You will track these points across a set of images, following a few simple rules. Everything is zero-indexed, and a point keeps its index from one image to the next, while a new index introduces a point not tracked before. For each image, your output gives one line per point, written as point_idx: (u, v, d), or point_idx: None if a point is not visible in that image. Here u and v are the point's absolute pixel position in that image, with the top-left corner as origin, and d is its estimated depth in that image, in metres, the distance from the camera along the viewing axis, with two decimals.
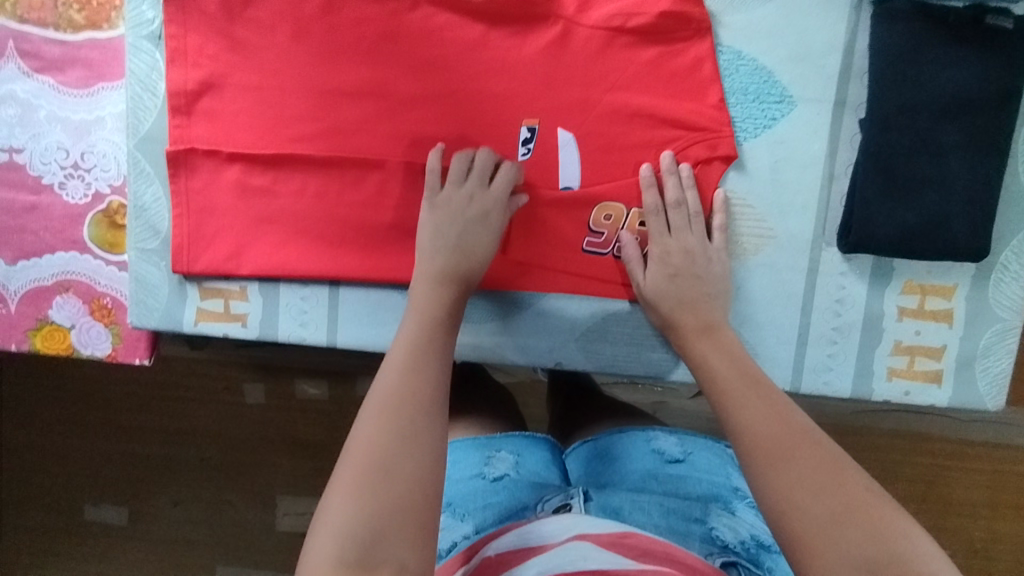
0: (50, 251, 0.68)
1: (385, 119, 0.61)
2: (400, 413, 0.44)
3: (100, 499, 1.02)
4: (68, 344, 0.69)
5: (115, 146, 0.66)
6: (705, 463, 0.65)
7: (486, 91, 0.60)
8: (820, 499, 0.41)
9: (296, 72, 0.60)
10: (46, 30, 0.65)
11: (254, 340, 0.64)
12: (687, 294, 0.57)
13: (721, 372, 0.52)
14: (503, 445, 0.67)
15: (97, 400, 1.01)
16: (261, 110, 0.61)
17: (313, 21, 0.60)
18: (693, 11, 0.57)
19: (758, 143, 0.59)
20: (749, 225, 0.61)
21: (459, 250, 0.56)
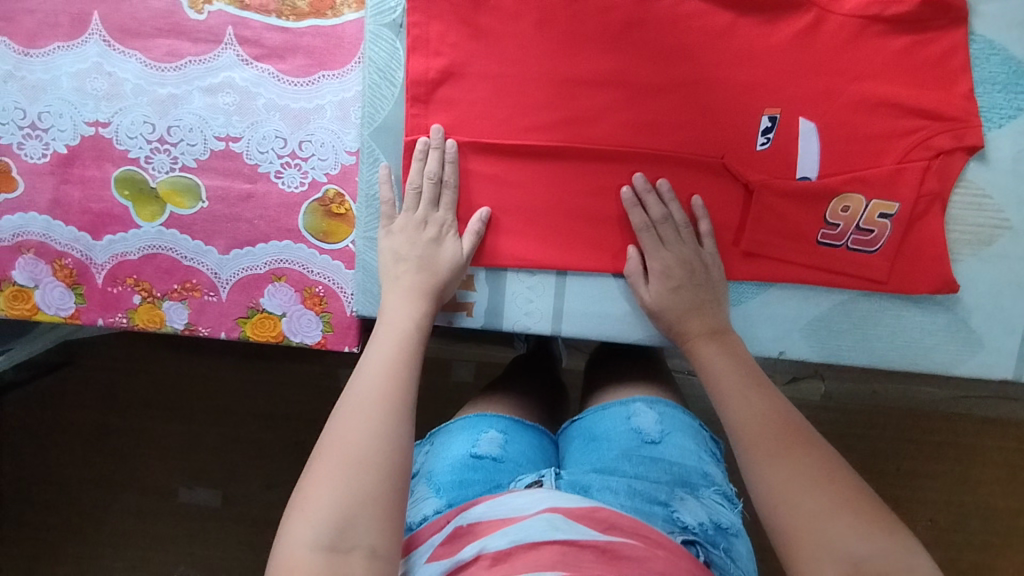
0: (264, 240, 0.68)
1: (623, 107, 0.60)
2: (375, 404, 0.50)
3: (195, 481, 1.03)
4: (279, 331, 0.70)
5: (334, 135, 0.66)
6: (679, 447, 0.68)
7: (728, 80, 0.59)
8: (812, 492, 0.46)
9: (536, 61, 0.60)
10: (267, 16, 0.64)
11: (480, 328, 0.65)
12: (690, 303, 0.59)
13: (722, 373, 0.56)
14: (492, 426, 0.70)
15: (215, 378, 1.03)
16: (500, 98, 0.60)
17: (558, 10, 0.59)
18: (951, 0, 0.57)
19: (1002, 133, 0.59)
20: (985, 216, 0.61)
21: (425, 269, 0.59)
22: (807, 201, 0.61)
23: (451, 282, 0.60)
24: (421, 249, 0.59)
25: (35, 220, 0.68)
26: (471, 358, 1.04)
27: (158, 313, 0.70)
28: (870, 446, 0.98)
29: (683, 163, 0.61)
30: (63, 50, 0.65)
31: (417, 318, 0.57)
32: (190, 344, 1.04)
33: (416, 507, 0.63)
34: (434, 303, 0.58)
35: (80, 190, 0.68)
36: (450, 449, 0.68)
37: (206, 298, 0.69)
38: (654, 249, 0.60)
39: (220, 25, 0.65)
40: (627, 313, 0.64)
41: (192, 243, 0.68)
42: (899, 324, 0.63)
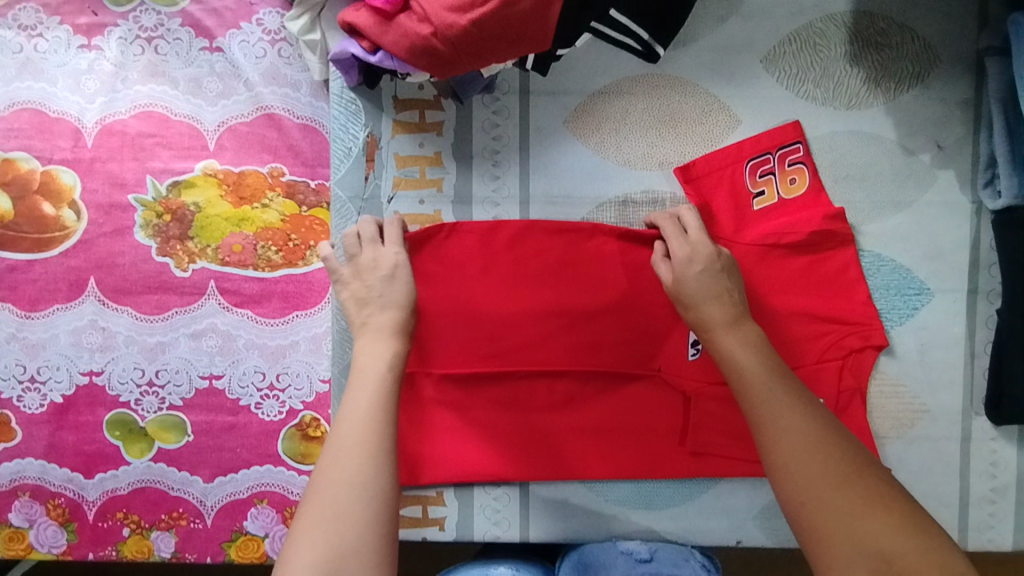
0: (246, 466, 0.73)
1: (566, 333, 0.67)
2: (345, 461, 0.50)
3: None
4: (262, 551, 0.73)
5: (309, 366, 0.73)
6: (672, 560, 0.69)
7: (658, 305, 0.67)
8: (843, 498, 0.47)
9: (485, 297, 0.67)
10: (246, 269, 0.72)
11: (452, 540, 0.69)
12: (712, 288, 0.58)
13: (749, 366, 0.54)
14: (500, 564, 0.76)
15: None
16: (455, 334, 0.67)
17: (500, 254, 0.66)
18: (839, 228, 0.65)
19: (904, 330, 0.67)
20: (903, 402, 0.67)
21: (391, 305, 0.59)
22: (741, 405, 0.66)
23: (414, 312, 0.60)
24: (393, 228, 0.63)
25: (32, 464, 0.73)
26: None
27: (146, 543, 0.73)
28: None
29: (625, 376, 0.67)
30: (62, 310, 0.73)
31: (389, 359, 0.56)
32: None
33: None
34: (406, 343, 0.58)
35: (74, 434, 0.73)
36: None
37: (193, 525, 0.73)
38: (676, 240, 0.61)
39: (202, 279, 0.72)
40: (589, 516, 0.69)
41: (179, 474, 0.73)
42: None
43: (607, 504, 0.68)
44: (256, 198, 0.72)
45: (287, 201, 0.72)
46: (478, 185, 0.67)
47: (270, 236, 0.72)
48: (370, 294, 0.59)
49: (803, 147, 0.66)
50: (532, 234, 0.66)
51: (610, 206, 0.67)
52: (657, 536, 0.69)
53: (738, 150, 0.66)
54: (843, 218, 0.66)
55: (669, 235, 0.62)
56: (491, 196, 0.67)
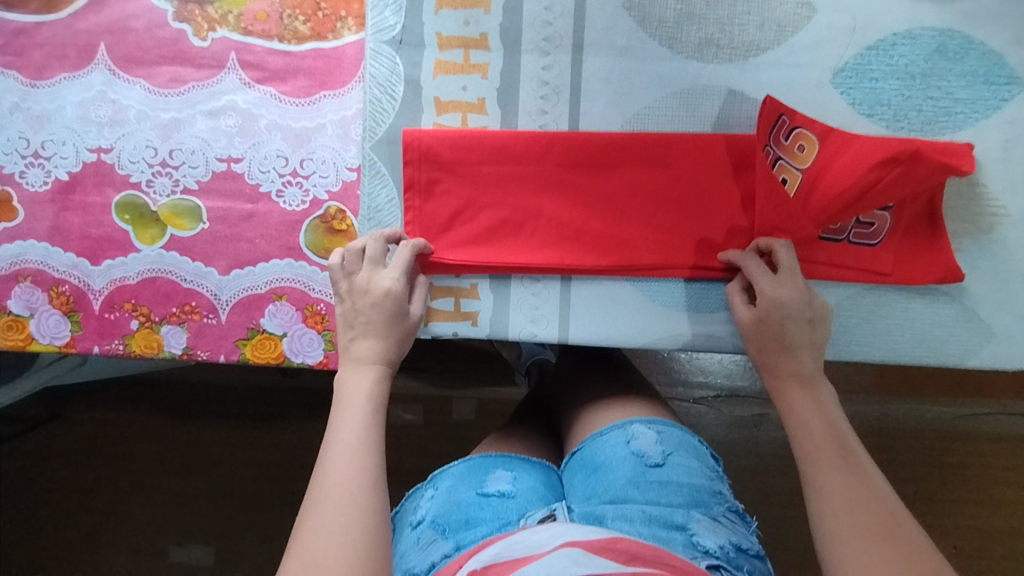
0: (265, 259, 0.68)
1: (638, 166, 0.62)
2: (328, 503, 0.48)
3: (185, 539, 1.12)
4: (279, 352, 0.68)
5: (336, 152, 0.67)
6: (683, 468, 0.67)
7: (781, 118, 0.60)
8: (883, 554, 0.46)
9: (544, 203, 0.62)
10: (270, 41, 0.66)
11: (485, 338, 0.64)
12: (801, 341, 0.58)
13: (818, 431, 0.55)
14: (497, 467, 0.71)
15: (212, 422, 1.13)
16: (510, 169, 0.62)
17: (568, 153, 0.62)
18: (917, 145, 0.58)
19: (990, 123, 0.61)
20: (982, 205, 0.62)
21: (371, 330, 0.58)
22: (819, 266, 0.62)
23: (407, 335, 0.59)
24: (384, 306, 0.58)
25: (34, 248, 0.68)
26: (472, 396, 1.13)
27: (155, 338, 0.68)
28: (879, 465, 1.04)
29: (688, 164, 0.62)
30: (69, 80, 0.67)
31: (370, 389, 0.55)
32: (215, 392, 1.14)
33: (426, 555, 0.63)
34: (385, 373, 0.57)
35: (80, 216, 0.68)
36: (456, 490, 0.68)
37: (206, 321, 0.68)
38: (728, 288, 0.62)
39: (223, 51, 0.66)
40: (635, 318, 0.64)
41: (193, 265, 0.68)
42: (908, 316, 0.63)
43: (654, 305, 0.64)
44: None
45: None
46: None
47: (298, 4, 0.66)
48: (357, 321, 0.58)
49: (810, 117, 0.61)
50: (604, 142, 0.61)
51: None
52: (707, 341, 0.64)
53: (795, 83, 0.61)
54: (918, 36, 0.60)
55: (757, 274, 0.60)
56: None
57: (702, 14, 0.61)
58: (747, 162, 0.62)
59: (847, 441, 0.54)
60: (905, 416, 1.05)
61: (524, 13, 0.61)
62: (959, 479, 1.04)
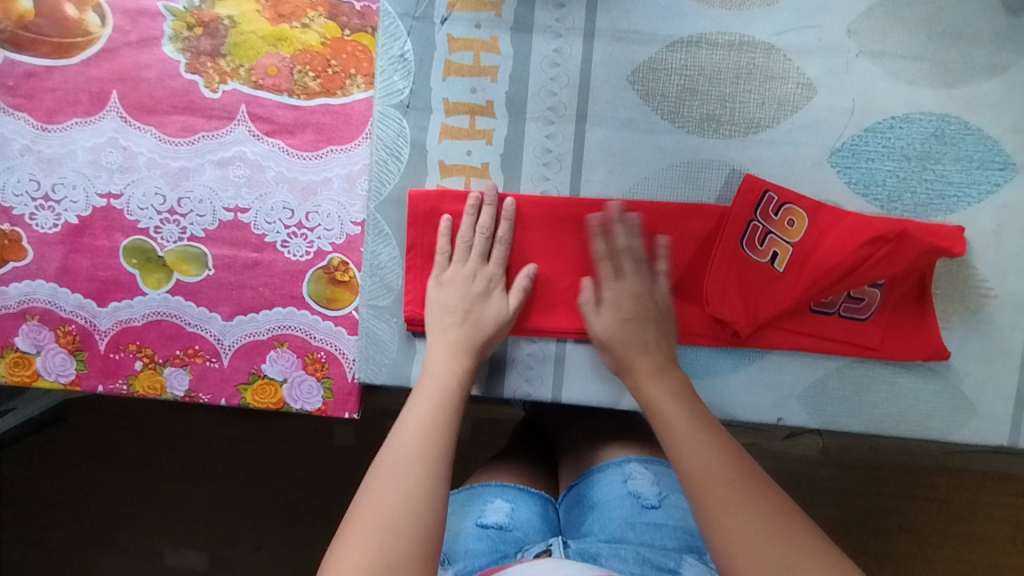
0: (268, 306, 0.69)
1: (628, 234, 0.63)
2: (407, 468, 0.52)
3: (179, 544, 1.15)
4: (279, 397, 0.70)
5: (341, 206, 0.68)
6: (679, 510, 0.69)
7: (768, 194, 0.62)
8: (768, 535, 0.48)
9: (538, 267, 0.64)
10: (280, 95, 0.67)
11: (481, 395, 0.66)
12: (636, 340, 0.61)
13: (673, 412, 0.57)
14: (497, 496, 0.72)
15: (208, 437, 1.15)
16: (508, 234, 0.63)
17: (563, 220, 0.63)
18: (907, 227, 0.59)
19: (982, 207, 0.62)
20: (971, 285, 0.63)
21: (472, 325, 0.61)
22: (809, 337, 0.63)
23: (501, 332, 0.62)
24: (468, 301, 0.62)
25: (42, 288, 0.69)
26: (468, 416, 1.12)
27: (158, 379, 0.70)
28: (864, 500, 1.06)
29: (678, 233, 0.63)
30: (81, 125, 0.68)
31: (456, 377, 0.59)
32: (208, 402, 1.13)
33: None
34: (473, 356, 0.61)
35: (89, 258, 0.69)
36: (457, 517, 0.71)
37: (208, 364, 0.70)
38: (608, 283, 0.62)
39: (233, 103, 0.68)
40: (627, 382, 0.65)
41: (196, 310, 0.69)
42: (894, 390, 0.64)
43: None
44: (295, 17, 0.67)
45: (328, 22, 0.66)
46: (540, 13, 0.61)
47: (309, 60, 0.67)
48: (460, 310, 0.61)
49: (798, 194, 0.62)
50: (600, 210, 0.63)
51: (680, 47, 0.62)
52: None
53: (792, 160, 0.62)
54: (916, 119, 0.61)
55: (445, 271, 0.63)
56: (553, 26, 0.61)
57: (706, 91, 0.62)
58: (737, 233, 0.62)
59: (724, 450, 0.54)
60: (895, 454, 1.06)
61: (530, 81, 0.62)
62: (942, 516, 1.06)
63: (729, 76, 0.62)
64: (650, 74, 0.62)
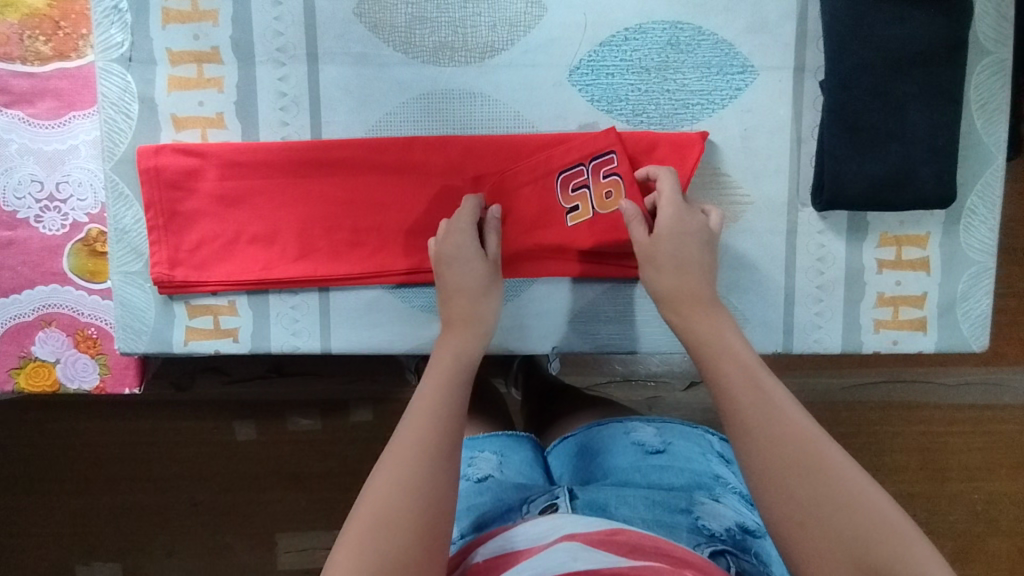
0: (29, 286, 0.67)
1: (376, 170, 0.61)
2: (417, 442, 0.48)
3: (92, 558, 1.07)
4: (54, 379, 0.67)
5: (91, 174, 0.66)
6: (684, 454, 0.69)
7: (610, 154, 0.60)
8: (795, 484, 0.43)
9: (289, 213, 0.62)
10: (12, 64, 0.65)
11: (248, 353, 0.64)
12: (686, 264, 0.57)
13: (743, 358, 0.51)
14: (487, 448, 0.72)
15: (72, 447, 1.05)
16: (251, 183, 0.61)
17: (304, 164, 0.61)
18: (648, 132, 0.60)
19: (726, 113, 0.61)
20: (725, 193, 0.62)
21: (459, 295, 0.58)
22: (574, 260, 0.62)
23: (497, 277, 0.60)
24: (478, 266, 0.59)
25: None
26: (368, 397, 1.04)
27: None
28: None
29: (426, 167, 0.62)
30: None
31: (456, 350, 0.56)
32: (96, 401, 1.05)
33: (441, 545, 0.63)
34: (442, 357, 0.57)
35: None
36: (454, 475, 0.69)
37: None
38: (658, 271, 0.57)
39: None
40: (395, 325, 0.64)
41: None
42: None
43: (414, 311, 0.64)
44: None
45: None
46: None
47: (36, 24, 0.64)
48: (465, 286, 0.58)
49: (539, 119, 0.62)
50: (341, 148, 0.61)
51: None
52: None
53: (530, 86, 0.61)
54: (646, 29, 0.60)
55: (455, 235, 0.59)
56: None
57: (435, 18, 0.60)
58: (488, 160, 0.61)
59: (788, 402, 0.47)
60: (798, 389, 0.99)
61: (254, 23, 0.60)
62: (843, 447, 0.99)
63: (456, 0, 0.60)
64: (375, 5, 0.60)
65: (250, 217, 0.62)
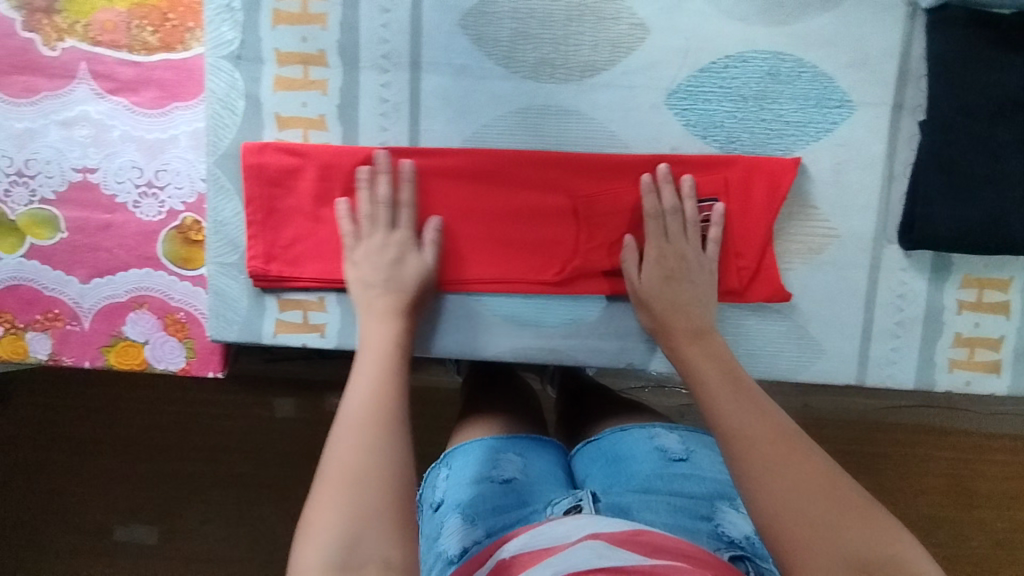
0: (124, 268, 0.69)
1: (467, 180, 0.63)
2: (351, 429, 0.50)
3: (129, 519, 1.07)
4: (143, 359, 0.70)
5: (189, 164, 0.68)
6: (707, 460, 0.68)
7: (713, 201, 0.61)
8: (787, 474, 0.46)
9: None
10: (119, 52, 0.66)
11: (334, 349, 0.66)
12: (678, 299, 0.60)
13: (721, 372, 0.55)
14: (508, 450, 0.69)
15: (127, 410, 1.08)
16: (347, 185, 0.63)
17: (400, 170, 0.63)
18: (742, 160, 0.61)
19: (820, 146, 0.62)
20: (812, 225, 0.63)
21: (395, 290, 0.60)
22: None
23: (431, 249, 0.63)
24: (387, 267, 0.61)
25: None
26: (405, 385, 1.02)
27: (22, 344, 0.70)
28: None
29: (517, 180, 0.63)
30: None
31: (394, 336, 0.58)
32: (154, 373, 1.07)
33: (456, 541, 0.62)
34: (406, 319, 0.60)
35: None
36: (471, 472, 0.67)
37: (70, 328, 0.70)
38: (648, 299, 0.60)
39: (73, 61, 0.66)
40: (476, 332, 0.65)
41: (54, 274, 0.69)
42: (740, 333, 0.64)
43: (495, 320, 0.65)
44: None
45: None
46: None
47: (145, 14, 0.66)
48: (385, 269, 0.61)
49: (632, 140, 0.62)
50: (436, 156, 0.62)
51: None
52: (546, 355, 0.65)
53: (628, 107, 0.62)
54: (747, 58, 0.60)
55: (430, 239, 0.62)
56: None
57: (539, 34, 0.61)
58: (578, 177, 0.62)
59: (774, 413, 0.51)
60: (831, 408, 0.99)
61: (361, 29, 0.61)
62: (883, 471, 1.00)
63: (562, 17, 0.61)
64: (482, 18, 0.61)
65: (342, 218, 0.63)
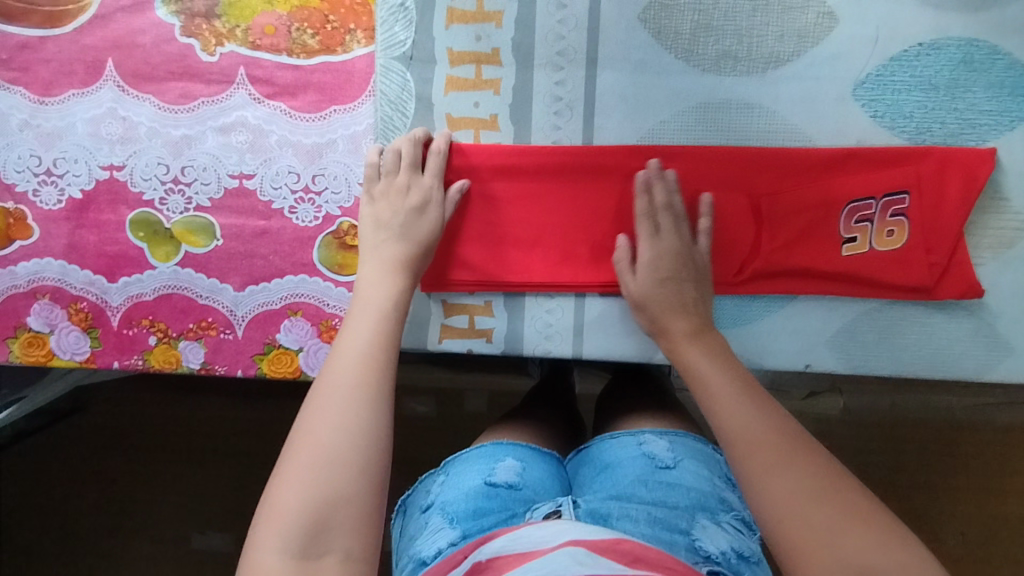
0: (279, 275, 0.68)
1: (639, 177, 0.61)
2: (336, 402, 0.51)
3: (209, 526, 1.02)
4: (296, 366, 0.69)
5: (348, 168, 0.67)
6: (695, 473, 0.63)
7: (903, 195, 0.59)
8: (787, 479, 0.47)
9: (548, 216, 0.62)
10: (279, 55, 0.66)
11: (500, 354, 0.64)
12: (673, 300, 0.59)
13: (716, 375, 0.55)
14: (501, 455, 0.65)
15: (212, 416, 1.02)
16: (518, 185, 0.61)
17: (572, 169, 0.61)
18: (935, 152, 0.59)
19: (1014, 136, 0.59)
20: (1003, 218, 0.60)
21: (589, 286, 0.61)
22: (837, 280, 0.61)
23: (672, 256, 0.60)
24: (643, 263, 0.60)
25: (51, 266, 0.68)
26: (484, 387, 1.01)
27: (174, 353, 0.69)
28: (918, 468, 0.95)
29: (689, 177, 0.61)
30: (78, 97, 0.67)
31: (388, 298, 0.57)
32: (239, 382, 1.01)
33: (430, 543, 0.57)
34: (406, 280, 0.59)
35: (95, 234, 0.68)
36: (461, 480, 0.63)
37: (222, 337, 0.68)
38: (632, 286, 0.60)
39: (232, 66, 0.66)
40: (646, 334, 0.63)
41: (207, 282, 0.68)
42: (926, 331, 0.62)
43: None
44: None
45: None
46: None
47: (306, 17, 0.66)
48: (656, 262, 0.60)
49: (815, 133, 0.60)
50: (609, 154, 0.61)
51: None
52: None
53: (813, 99, 0.60)
54: (939, 46, 0.58)
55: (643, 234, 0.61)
56: None
57: (719, 26, 0.59)
58: (754, 172, 0.60)
59: (771, 420, 0.51)
60: (926, 409, 0.95)
61: (536, 25, 0.60)
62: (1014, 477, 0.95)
63: (743, 9, 0.59)
64: (662, 11, 0.59)
65: (511, 219, 0.62)
